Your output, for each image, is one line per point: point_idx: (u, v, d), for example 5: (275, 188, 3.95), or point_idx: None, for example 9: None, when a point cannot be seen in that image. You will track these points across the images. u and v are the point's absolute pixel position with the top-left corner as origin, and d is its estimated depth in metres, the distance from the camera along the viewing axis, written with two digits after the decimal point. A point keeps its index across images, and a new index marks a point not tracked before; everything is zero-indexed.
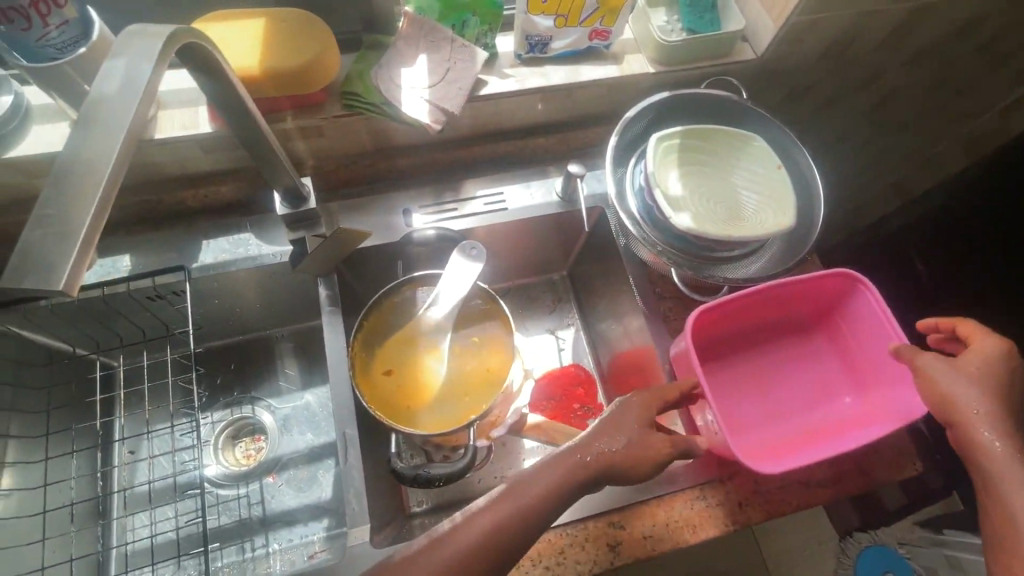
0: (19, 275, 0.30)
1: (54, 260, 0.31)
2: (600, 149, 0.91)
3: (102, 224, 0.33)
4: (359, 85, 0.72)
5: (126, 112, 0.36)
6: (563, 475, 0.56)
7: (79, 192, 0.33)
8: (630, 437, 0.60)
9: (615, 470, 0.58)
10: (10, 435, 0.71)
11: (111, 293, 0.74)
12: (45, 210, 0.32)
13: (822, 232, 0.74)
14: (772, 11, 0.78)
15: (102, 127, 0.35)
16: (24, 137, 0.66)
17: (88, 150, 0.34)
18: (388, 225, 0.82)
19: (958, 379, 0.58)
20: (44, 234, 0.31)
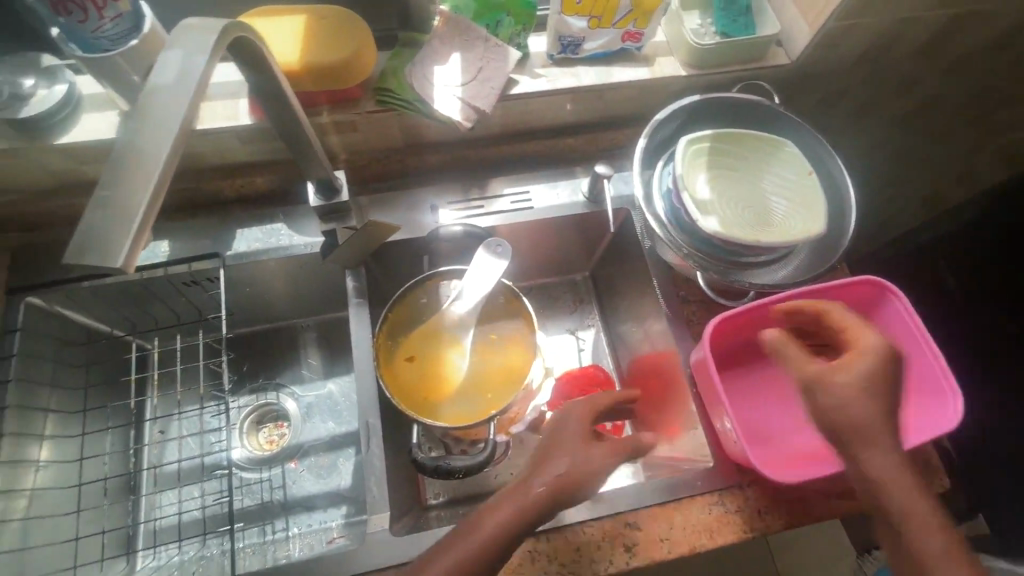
0: (81, 254, 0.32)
1: (110, 239, 0.33)
2: (628, 150, 0.91)
3: (156, 209, 0.35)
4: (393, 82, 0.73)
5: (180, 103, 0.37)
6: (515, 508, 0.54)
7: (134, 178, 0.35)
8: (575, 452, 0.59)
9: (569, 489, 0.56)
10: (46, 410, 0.74)
11: (149, 277, 0.77)
12: (104, 195, 0.34)
13: (852, 240, 0.73)
14: (808, 15, 0.77)
15: (157, 116, 0.37)
16: (75, 124, 0.69)
17: (144, 138, 0.36)
18: (416, 220, 0.83)
19: (853, 403, 0.56)
20: (103, 217, 0.33)
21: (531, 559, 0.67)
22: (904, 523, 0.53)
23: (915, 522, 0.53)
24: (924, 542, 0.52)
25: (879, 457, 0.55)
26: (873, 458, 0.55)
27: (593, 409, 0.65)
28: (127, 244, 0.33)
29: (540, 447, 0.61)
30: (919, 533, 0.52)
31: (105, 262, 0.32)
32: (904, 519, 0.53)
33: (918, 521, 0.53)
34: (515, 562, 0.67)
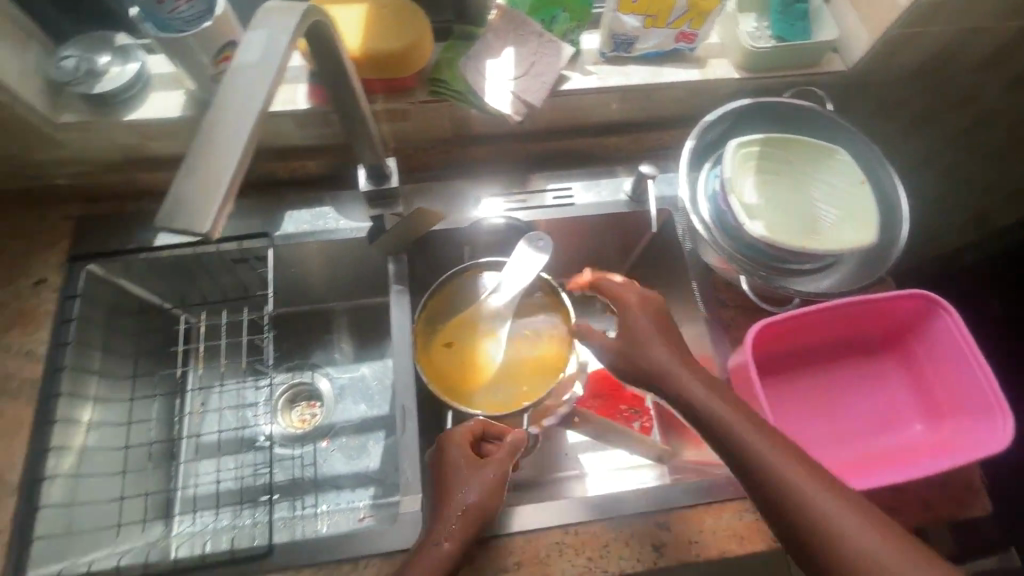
0: (171, 218, 0.34)
1: (199, 205, 0.35)
2: (672, 151, 0.90)
3: (240, 178, 0.36)
4: (447, 73, 0.75)
5: (261, 78, 0.39)
6: (436, 562, 0.59)
7: (221, 149, 0.36)
8: (468, 485, 0.63)
9: (480, 515, 0.63)
10: (91, 371, 0.77)
11: (201, 252, 0.80)
12: (192, 165, 0.36)
13: (902, 252, 0.72)
14: (868, 22, 0.76)
15: (241, 92, 0.39)
16: (144, 102, 0.73)
17: (229, 111, 0.38)
18: (458, 210, 0.84)
19: (691, 383, 0.60)
20: (190, 185, 0.35)
21: (559, 552, 0.67)
22: (807, 510, 0.51)
23: (816, 494, 0.51)
24: (829, 512, 0.50)
25: (764, 444, 0.54)
26: (756, 448, 0.54)
27: (471, 432, 0.68)
28: (213, 211, 0.35)
29: (438, 490, 0.65)
30: (818, 506, 0.51)
31: (192, 226, 0.34)
32: (806, 504, 0.51)
33: (819, 494, 0.51)
34: (542, 553, 0.67)
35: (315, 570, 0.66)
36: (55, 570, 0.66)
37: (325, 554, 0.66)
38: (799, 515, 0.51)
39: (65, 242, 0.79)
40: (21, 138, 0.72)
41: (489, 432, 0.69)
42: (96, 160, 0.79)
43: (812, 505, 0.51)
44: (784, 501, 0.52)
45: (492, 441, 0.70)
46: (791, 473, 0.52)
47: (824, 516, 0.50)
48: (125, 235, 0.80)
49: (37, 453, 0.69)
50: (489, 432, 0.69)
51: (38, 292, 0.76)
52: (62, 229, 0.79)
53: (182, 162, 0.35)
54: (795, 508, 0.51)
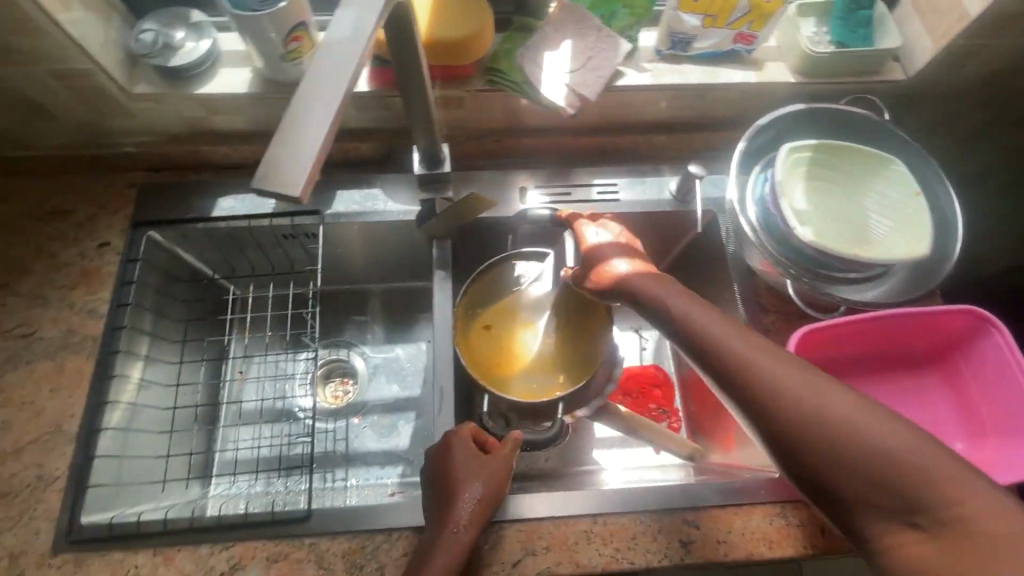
0: (267, 180, 0.38)
1: (291, 173, 0.39)
2: (721, 153, 0.89)
3: (327, 150, 0.40)
4: (504, 63, 0.76)
5: (348, 59, 0.42)
6: (457, 549, 0.61)
7: (310, 122, 0.40)
8: (477, 477, 0.65)
9: (489, 508, 0.64)
10: (145, 331, 0.80)
11: (255, 225, 0.83)
12: (285, 136, 0.40)
13: (954, 267, 0.71)
14: (934, 32, 0.75)
15: (329, 70, 0.42)
16: (214, 77, 0.76)
17: (318, 88, 0.41)
18: (504, 199, 0.85)
19: (700, 321, 0.57)
20: (283, 151, 0.39)
21: (587, 539, 0.68)
22: (804, 411, 0.48)
23: (813, 390, 0.49)
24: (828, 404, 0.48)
25: (776, 368, 0.51)
26: (748, 357, 0.53)
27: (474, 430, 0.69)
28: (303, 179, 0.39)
29: (442, 488, 0.65)
30: (814, 400, 0.48)
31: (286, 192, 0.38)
32: (802, 404, 0.49)
33: (814, 389, 0.49)
34: (570, 539, 0.68)
35: (351, 537, 0.67)
36: (107, 517, 0.69)
37: (360, 521, 0.68)
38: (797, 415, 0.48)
39: (128, 208, 0.82)
40: (97, 105, 0.76)
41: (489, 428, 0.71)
42: (163, 131, 0.83)
43: (808, 403, 0.48)
44: (782, 404, 0.50)
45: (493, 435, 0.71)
46: (784, 375, 0.51)
47: (820, 409, 0.48)
48: (183, 204, 0.83)
49: (96, 405, 0.72)
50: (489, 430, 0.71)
51: (102, 254, 0.80)
52: (126, 195, 0.83)
53: (277, 131, 0.39)
54: (792, 411, 0.49)
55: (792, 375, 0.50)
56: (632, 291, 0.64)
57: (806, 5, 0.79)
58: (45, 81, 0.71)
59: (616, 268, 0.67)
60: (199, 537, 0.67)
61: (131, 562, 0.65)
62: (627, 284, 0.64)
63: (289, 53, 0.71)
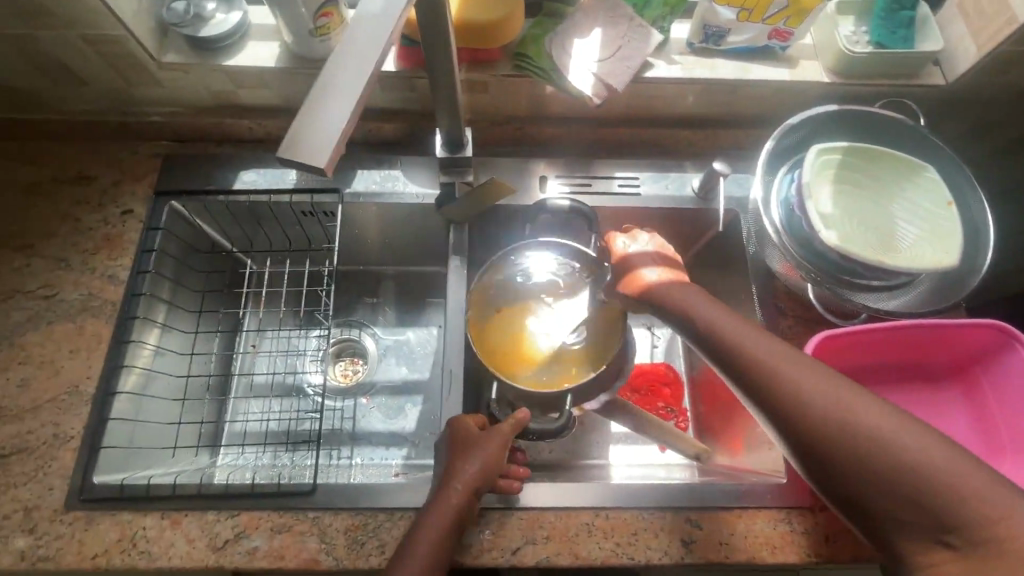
0: (293, 151, 0.38)
1: (317, 144, 0.39)
2: (746, 151, 0.87)
3: (353, 126, 0.40)
4: (532, 49, 0.75)
5: (380, 34, 0.42)
6: (444, 514, 0.61)
7: (338, 93, 0.40)
8: (472, 449, 0.66)
9: (483, 479, 0.64)
10: (163, 300, 0.81)
11: (275, 201, 0.83)
12: (312, 105, 0.40)
13: (982, 280, 0.69)
14: (980, 36, 0.72)
15: (361, 42, 0.42)
16: (242, 50, 0.76)
17: (350, 60, 0.41)
18: (524, 187, 0.85)
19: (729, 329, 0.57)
20: (310, 122, 0.39)
21: (588, 531, 0.68)
22: (832, 421, 0.47)
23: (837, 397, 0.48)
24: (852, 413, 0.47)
25: (807, 378, 0.50)
26: (770, 362, 0.53)
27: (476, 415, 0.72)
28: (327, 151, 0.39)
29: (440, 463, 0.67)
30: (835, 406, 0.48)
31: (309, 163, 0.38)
32: (830, 413, 0.48)
33: (842, 398, 0.48)
34: (572, 531, 0.68)
35: (354, 514, 0.68)
36: (117, 478, 0.71)
37: (363, 499, 0.68)
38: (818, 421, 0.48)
39: (152, 177, 0.83)
40: (126, 73, 0.77)
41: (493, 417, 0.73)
42: (189, 101, 0.83)
43: (828, 408, 0.48)
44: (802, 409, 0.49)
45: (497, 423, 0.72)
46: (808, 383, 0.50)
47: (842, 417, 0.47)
48: (206, 176, 0.84)
49: (112, 367, 0.73)
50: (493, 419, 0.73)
51: (125, 221, 0.81)
52: (150, 164, 0.84)
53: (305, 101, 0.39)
54: (818, 420, 0.48)
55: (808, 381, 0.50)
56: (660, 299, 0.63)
57: (846, 3, 0.77)
58: (76, 46, 0.72)
59: (646, 277, 0.66)
60: (206, 504, 0.68)
61: (139, 523, 0.67)
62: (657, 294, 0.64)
63: (318, 30, 0.71)
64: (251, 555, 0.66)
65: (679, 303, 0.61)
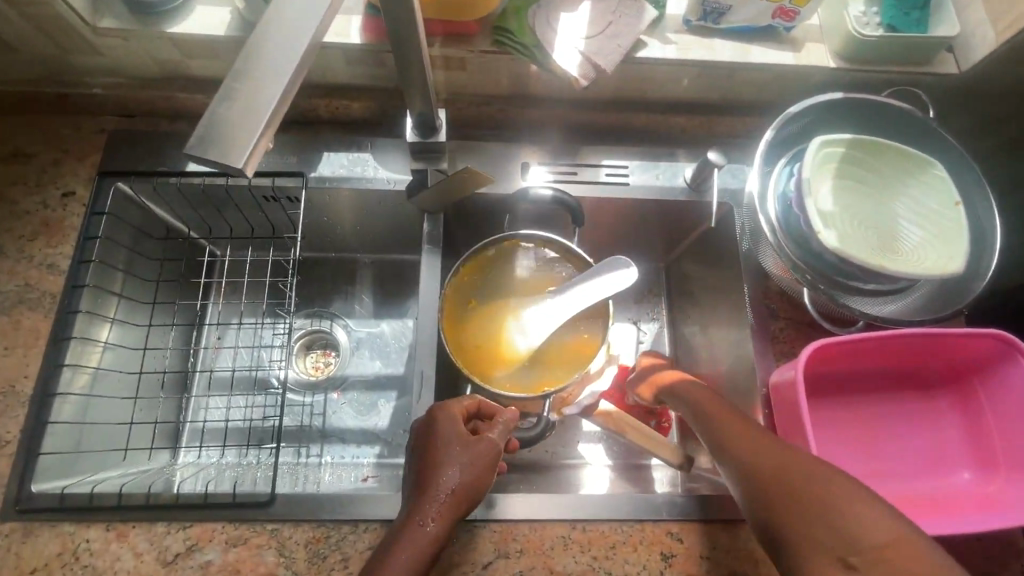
0: (207, 144, 0.33)
1: (237, 137, 0.34)
2: (743, 140, 0.82)
3: (278, 117, 0.35)
4: (514, 23, 0.68)
5: (314, 10, 0.36)
6: (419, 545, 0.54)
7: (263, 78, 0.35)
8: (458, 464, 0.59)
9: (468, 492, 0.58)
10: (112, 292, 0.75)
11: (234, 184, 0.76)
12: (231, 91, 0.35)
13: (987, 286, 0.65)
14: (1001, 21, 0.67)
15: (293, 14, 0.36)
16: (188, 16, 0.68)
17: (280, 36, 0.36)
18: (505, 174, 0.79)
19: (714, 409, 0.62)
20: (227, 111, 0.34)
21: (564, 544, 0.65)
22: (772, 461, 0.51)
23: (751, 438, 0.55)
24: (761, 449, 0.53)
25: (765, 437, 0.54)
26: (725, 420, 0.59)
27: (465, 409, 0.64)
28: (248, 148, 0.34)
29: (423, 465, 0.59)
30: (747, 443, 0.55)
31: (226, 160, 0.33)
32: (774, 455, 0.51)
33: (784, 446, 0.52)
34: (547, 543, 0.65)
35: (316, 525, 0.64)
36: (59, 486, 0.65)
37: (326, 509, 0.64)
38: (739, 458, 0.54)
39: (96, 156, 0.76)
40: (60, 39, 0.68)
41: (483, 409, 0.66)
42: (136, 72, 0.75)
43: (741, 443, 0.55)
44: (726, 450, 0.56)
45: (485, 419, 0.66)
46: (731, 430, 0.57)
47: (754, 449, 0.53)
48: (157, 155, 0.76)
49: (52, 367, 0.67)
50: (482, 411, 0.66)
51: (66, 204, 0.74)
52: (95, 141, 0.77)
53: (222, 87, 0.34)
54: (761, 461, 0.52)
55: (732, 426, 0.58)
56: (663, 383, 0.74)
57: None
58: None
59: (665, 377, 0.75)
60: (154, 516, 0.63)
61: (81, 535, 0.62)
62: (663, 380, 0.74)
63: None
64: (204, 570, 0.62)
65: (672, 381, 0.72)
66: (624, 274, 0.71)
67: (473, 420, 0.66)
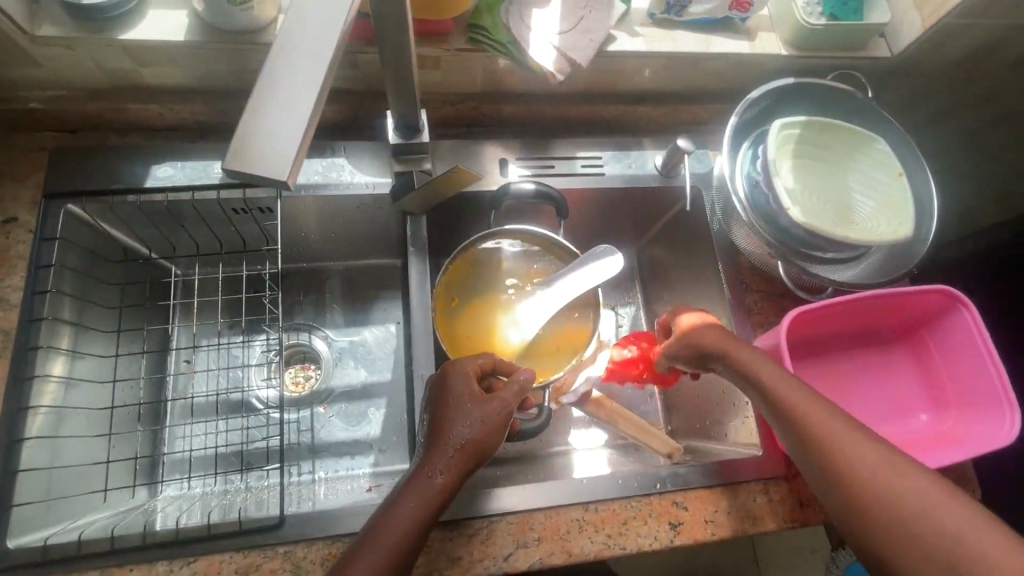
0: (243, 164, 0.33)
1: (273, 151, 0.33)
2: (704, 127, 0.87)
3: (313, 131, 0.35)
4: (488, 20, 0.69)
5: (337, 16, 0.36)
6: (426, 495, 0.55)
7: (295, 87, 0.34)
8: (469, 420, 0.59)
9: (476, 450, 0.58)
10: (65, 321, 0.67)
11: (201, 199, 0.72)
12: (258, 108, 0.34)
13: (931, 249, 0.73)
14: (925, 8, 0.74)
15: (316, 18, 0.35)
16: (141, 20, 0.64)
17: (304, 42, 0.35)
18: (485, 172, 0.79)
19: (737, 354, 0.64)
20: (260, 128, 0.34)
21: (580, 527, 0.67)
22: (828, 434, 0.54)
23: (806, 406, 0.56)
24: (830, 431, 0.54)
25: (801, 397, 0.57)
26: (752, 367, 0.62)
27: (479, 366, 0.63)
28: (287, 163, 0.33)
29: (435, 418, 0.60)
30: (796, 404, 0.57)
31: (267, 175, 0.32)
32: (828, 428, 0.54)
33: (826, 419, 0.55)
34: (563, 529, 0.67)
35: (331, 542, 0.62)
36: (40, 538, 0.61)
37: (339, 523, 0.63)
38: (800, 429, 0.56)
39: (39, 176, 0.70)
40: None
41: (498, 366, 0.65)
42: (79, 81, 0.69)
43: (796, 411, 0.56)
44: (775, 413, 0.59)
45: (500, 376, 0.66)
46: (767, 377, 0.60)
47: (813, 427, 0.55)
48: (109, 172, 0.71)
49: (14, 411, 0.62)
50: (497, 367, 0.65)
51: (9, 232, 0.68)
52: (36, 160, 0.70)
53: (253, 99, 0.33)
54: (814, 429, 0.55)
55: (784, 390, 0.58)
56: (703, 347, 0.67)
57: None
58: None
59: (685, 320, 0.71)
60: (153, 554, 0.60)
61: None
62: (702, 342, 0.67)
63: None
64: None
65: (717, 346, 0.66)
66: (612, 262, 0.73)
67: (490, 376, 0.66)
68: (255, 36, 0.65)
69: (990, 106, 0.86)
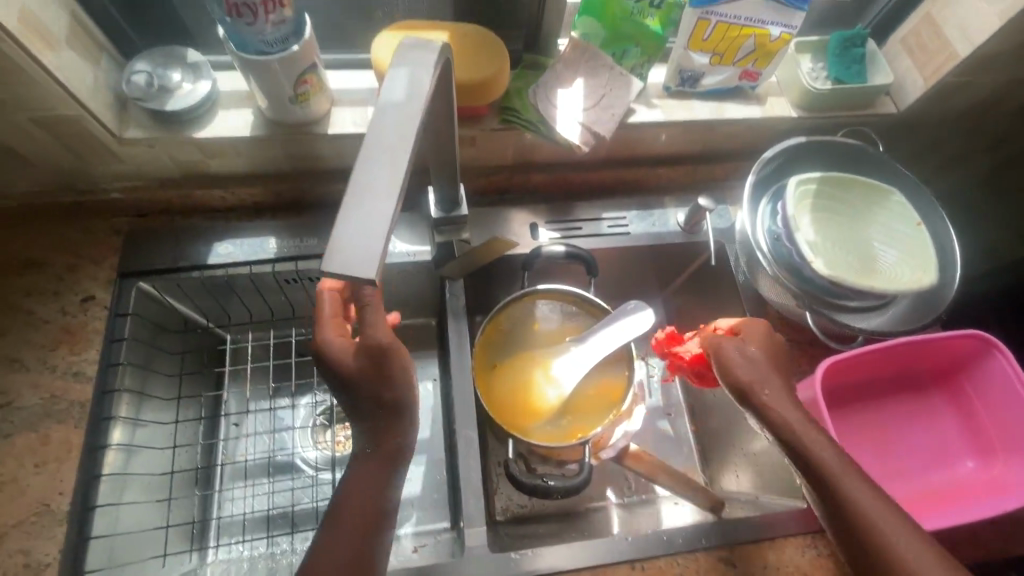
0: (341, 262, 0.37)
1: (363, 248, 0.37)
2: (722, 184, 0.91)
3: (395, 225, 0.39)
4: (518, 103, 0.77)
5: (410, 130, 0.42)
6: (370, 463, 0.55)
7: (380, 190, 0.39)
8: (351, 358, 0.55)
9: (385, 380, 0.54)
10: (123, 390, 0.71)
11: (257, 272, 0.78)
12: (348, 213, 0.38)
13: (957, 294, 0.74)
14: (926, 68, 0.79)
15: (391, 131, 0.41)
16: (213, 120, 0.72)
17: (382, 151, 0.41)
18: (518, 236, 0.84)
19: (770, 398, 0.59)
20: (352, 228, 0.38)
21: None
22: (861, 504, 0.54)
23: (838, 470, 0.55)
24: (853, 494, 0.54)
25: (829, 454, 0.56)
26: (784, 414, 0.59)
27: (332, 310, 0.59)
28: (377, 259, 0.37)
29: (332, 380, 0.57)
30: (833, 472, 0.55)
31: (363, 270, 0.37)
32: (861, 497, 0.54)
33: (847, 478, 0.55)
34: None
35: None
36: None
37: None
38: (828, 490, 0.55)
39: (114, 258, 0.77)
40: (79, 149, 0.70)
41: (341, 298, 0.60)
42: (153, 173, 0.77)
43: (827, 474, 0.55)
44: (815, 477, 0.56)
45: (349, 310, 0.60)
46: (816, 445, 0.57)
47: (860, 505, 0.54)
48: (176, 252, 0.78)
49: (86, 479, 0.66)
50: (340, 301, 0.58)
51: (86, 309, 0.74)
52: (113, 244, 0.78)
53: (346, 205, 0.38)
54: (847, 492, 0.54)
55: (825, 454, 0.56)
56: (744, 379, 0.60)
57: (803, 43, 0.82)
58: (26, 129, 0.66)
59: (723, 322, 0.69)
60: None
61: None
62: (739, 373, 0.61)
63: (298, 96, 0.68)
64: None
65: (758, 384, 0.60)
66: (642, 317, 0.76)
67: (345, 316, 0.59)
68: (310, 127, 0.73)
69: (995, 152, 0.90)
